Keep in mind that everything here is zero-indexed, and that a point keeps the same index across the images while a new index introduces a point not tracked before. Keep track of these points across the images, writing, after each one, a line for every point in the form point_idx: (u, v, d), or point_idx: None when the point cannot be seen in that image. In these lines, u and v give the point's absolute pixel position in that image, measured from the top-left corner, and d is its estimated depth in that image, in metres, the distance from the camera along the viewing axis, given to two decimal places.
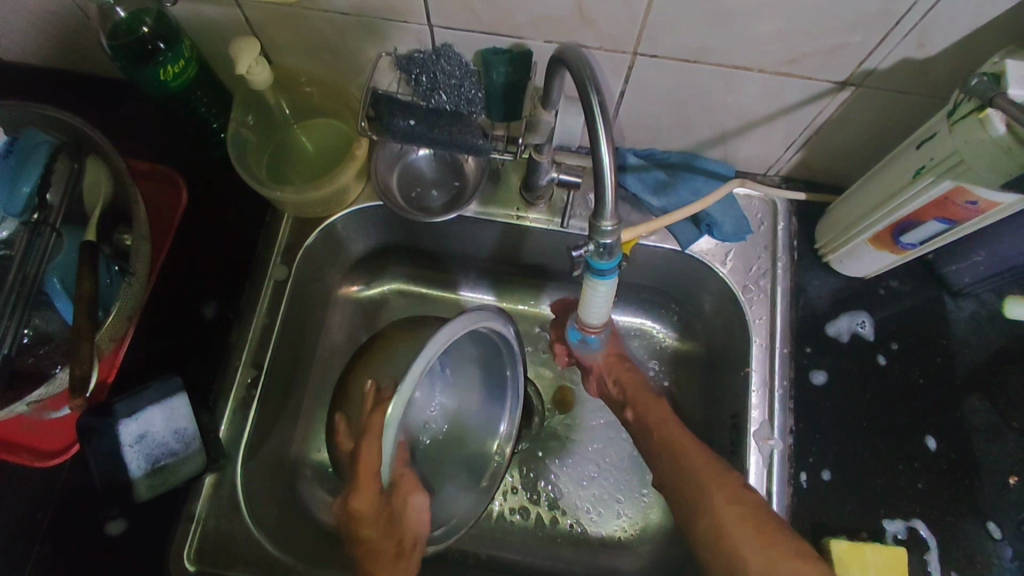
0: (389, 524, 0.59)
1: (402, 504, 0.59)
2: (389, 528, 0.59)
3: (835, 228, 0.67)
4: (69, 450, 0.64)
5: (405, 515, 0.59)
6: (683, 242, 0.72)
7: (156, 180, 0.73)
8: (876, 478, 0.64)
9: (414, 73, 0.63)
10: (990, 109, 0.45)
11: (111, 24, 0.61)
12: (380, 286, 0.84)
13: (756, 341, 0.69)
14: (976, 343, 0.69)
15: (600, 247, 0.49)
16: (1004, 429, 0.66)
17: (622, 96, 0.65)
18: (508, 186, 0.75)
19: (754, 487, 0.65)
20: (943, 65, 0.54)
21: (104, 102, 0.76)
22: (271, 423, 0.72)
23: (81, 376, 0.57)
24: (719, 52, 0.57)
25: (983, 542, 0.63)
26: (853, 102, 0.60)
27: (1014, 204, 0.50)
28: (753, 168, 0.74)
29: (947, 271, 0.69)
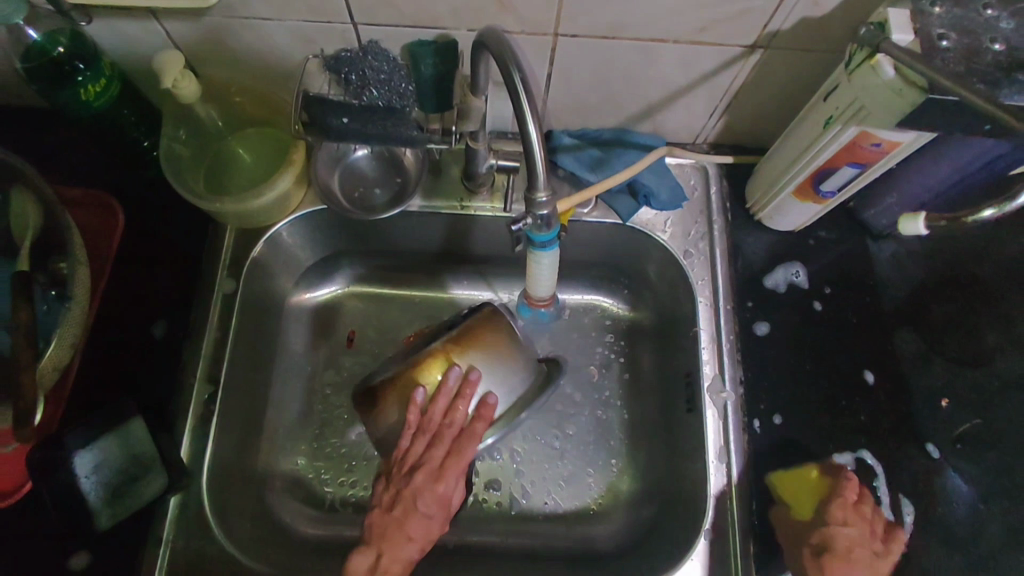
0: (435, 475, 0.62)
1: (466, 434, 0.63)
2: (429, 463, 0.62)
3: (762, 186, 0.71)
4: (19, 490, 0.62)
5: (457, 467, 0.62)
6: (624, 215, 0.74)
7: (89, 207, 0.71)
8: (823, 416, 0.68)
9: (344, 73, 0.63)
10: (879, 54, 0.49)
11: (22, 46, 0.59)
12: (333, 290, 0.84)
13: (701, 299, 0.73)
14: (899, 279, 0.74)
15: (539, 220, 0.52)
16: (933, 357, 0.71)
17: (550, 78, 0.67)
18: (450, 177, 0.76)
19: (712, 439, 0.68)
20: (839, 22, 0.58)
21: (27, 130, 0.74)
22: (234, 437, 0.71)
23: (25, 408, 0.56)
24: (633, 28, 0.60)
25: (924, 463, 0.67)
26: (763, 64, 0.64)
27: (912, 141, 0.55)
28: (683, 138, 0.78)
29: (867, 216, 0.74)
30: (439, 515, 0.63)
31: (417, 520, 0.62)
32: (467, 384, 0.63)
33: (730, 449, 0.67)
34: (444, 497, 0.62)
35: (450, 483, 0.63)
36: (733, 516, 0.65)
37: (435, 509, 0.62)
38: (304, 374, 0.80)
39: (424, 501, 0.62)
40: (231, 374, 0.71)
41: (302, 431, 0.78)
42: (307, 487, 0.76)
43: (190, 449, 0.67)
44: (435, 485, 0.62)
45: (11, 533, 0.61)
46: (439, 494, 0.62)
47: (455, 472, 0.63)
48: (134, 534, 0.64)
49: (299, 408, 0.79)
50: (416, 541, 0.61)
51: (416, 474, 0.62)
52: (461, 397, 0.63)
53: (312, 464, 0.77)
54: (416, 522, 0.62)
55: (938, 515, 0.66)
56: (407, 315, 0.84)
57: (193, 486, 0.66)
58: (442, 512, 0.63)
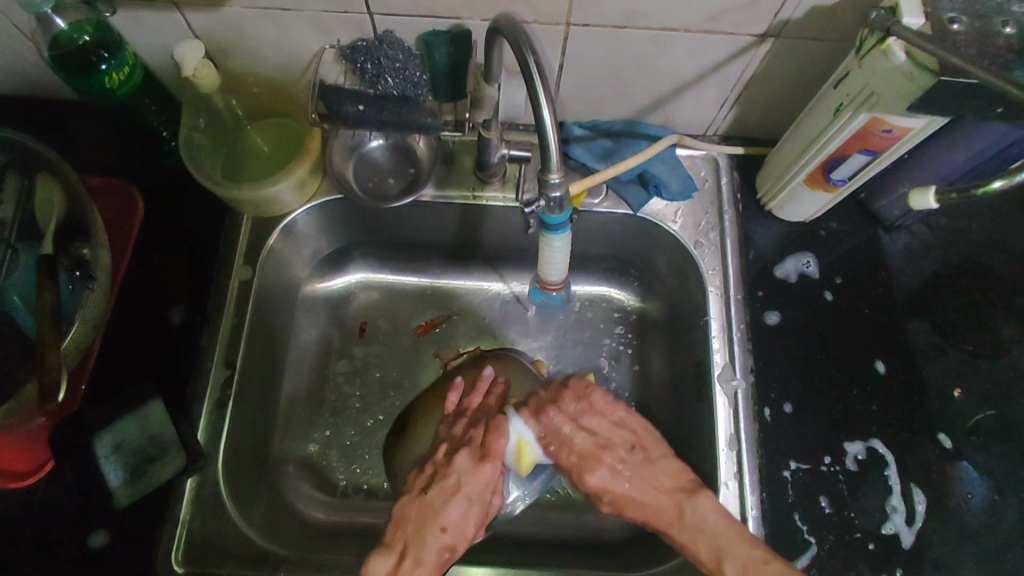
0: (479, 457, 0.59)
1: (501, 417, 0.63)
2: (472, 446, 0.60)
3: (773, 176, 0.71)
4: (40, 470, 0.63)
5: (497, 447, 0.59)
6: (634, 206, 0.74)
7: (110, 193, 0.73)
8: (834, 406, 0.68)
9: (360, 62, 0.66)
10: (890, 39, 0.49)
11: (50, 33, 0.61)
12: (346, 280, 0.85)
13: (712, 290, 0.73)
14: (912, 270, 0.74)
15: (551, 202, 0.53)
16: (946, 348, 0.71)
17: (562, 67, 0.68)
18: (461, 168, 0.77)
19: (723, 427, 0.67)
20: (850, 10, 0.58)
21: (49, 121, 0.76)
22: (250, 422, 0.72)
23: (52, 381, 0.58)
24: (646, 16, 0.60)
25: (938, 454, 0.67)
26: (775, 53, 0.64)
27: (923, 128, 0.55)
28: (694, 130, 0.79)
29: (879, 207, 0.74)
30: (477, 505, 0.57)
31: (455, 509, 0.56)
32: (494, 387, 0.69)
33: (741, 437, 0.67)
34: (489, 484, 0.58)
35: (491, 467, 0.58)
36: (747, 503, 0.64)
37: (476, 496, 0.57)
38: (317, 362, 0.81)
39: (466, 487, 0.57)
40: (246, 360, 0.71)
41: (315, 418, 0.79)
42: (320, 473, 0.77)
43: (206, 432, 0.68)
44: (480, 468, 0.58)
45: (31, 511, 0.62)
46: (482, 480, 0.58)
47: (498, 452, 0.59)
48: (152, 513, 0.64)
49: (312, 395, 0.80)
50: (450, 533, 0.55)
51: (458, 460, 0.58)
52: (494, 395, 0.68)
53: (325, 450, 0.78)
54: (453, 508, 0.56)
55: (951, 505, 0.65)
56: (419, 305, 0.85)
57: (209, 469, 0.67)
58: (481, 501, 0.58)
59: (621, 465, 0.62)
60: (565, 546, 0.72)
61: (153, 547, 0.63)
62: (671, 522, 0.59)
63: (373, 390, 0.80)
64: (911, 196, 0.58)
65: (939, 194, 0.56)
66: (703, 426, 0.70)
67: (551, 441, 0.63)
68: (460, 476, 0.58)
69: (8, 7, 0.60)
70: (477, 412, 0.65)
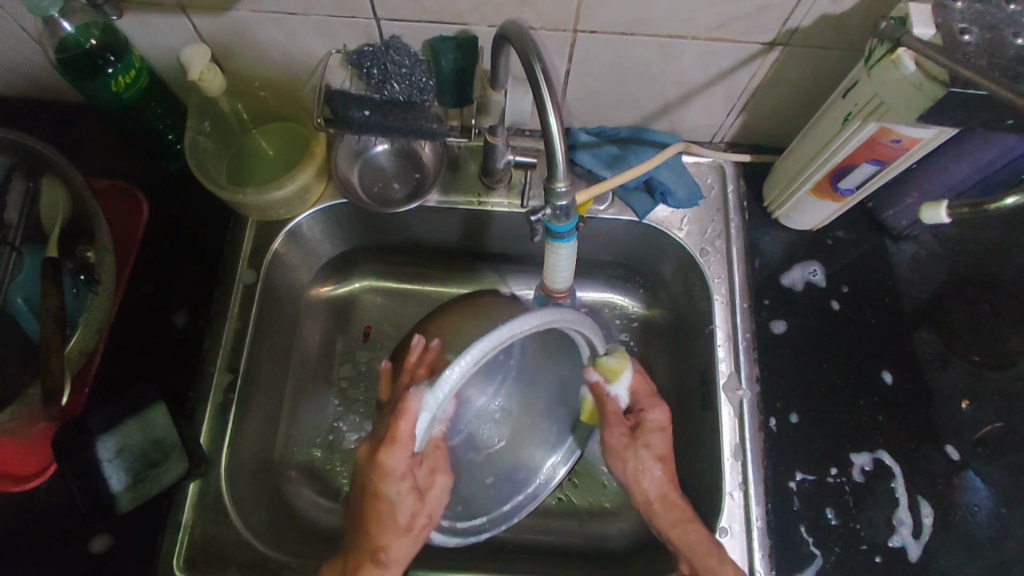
0: (374, 451, 0.56)
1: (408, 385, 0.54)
2: (379, 437, 0.55)
3: (780, 184, 0.71)
4: (47, 472, 0.64)
5: (399, 430, 0.53)
6: (640, 213, 0.74)
7: (116, 195, 0.73)
8: (840, 416, 0.68)
9: (365, 67, 0.64)
10: (900, 49, 0.49)
11: (57, 36, 0.61)
12: (349, 284, 0.85)
13: (717, 298, 0.72)
14: (919, 280, 0.73)
15: (557, 210, 0.53)
16: (953, 358, 0.70)
17: (568, 73, 0.68)
18: (467, 173, 0.77)
19: (728, 437, 0.66)
20: (859, 19, 0.57)
21: (55, 123, 0.76)
22: (253, 426, 0.72)
23: (55, 386, 0.59)
24: (653, 23, 0.60)
25: (945, 466, 0.66)
26: (782, 61, 0.64)
27: (933, 138, 0.54)
28: (700, 137, 0.78)
29: (886, 216, 0.73)
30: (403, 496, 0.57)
31: (383, 508, 0.57)
32: (422, 362, 0.61)
33: (747, 447, 0.66)
34: (398, 476, 0.55)
35: (399, 455, 0.54)
36: (751, 514, 0.64)
37: (397, 492, 0.56)
38: (320, 367, 0.81)
39: (378, 488, 0.56)
40: (249, 364, 0.71)
41: (318, 423, 0.79)
42: (322, 477, 0.76)
43: (209, 437, 0.68)
44: (380, 462, 0.54)
45: (40, 512, 0.63)
46: (381, 476, 0.55)
47: (404, 437, 0.53)
48: (156, 515, 0.65)
49: (315, 400, 0.79)
50: (383, 534, 0.57)
51: (363, 452, 0.57)
52: (417, 360, 0.61)
53: (328, 454, 0.78)
54: (383, 506, 0.57)
55: (958, 517, 0.65)
56: (423, 310, 0.85)
57: (211, 474, 0.67)
58: (405, 488, 0.57)
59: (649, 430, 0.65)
60: (569, 554, 0.72)
61: (156, 550, 0.64)
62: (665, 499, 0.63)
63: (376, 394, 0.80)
64: (922, 209, 0.58)
65: (950, 207, 0.55)
66: (708, 435, 0.69)
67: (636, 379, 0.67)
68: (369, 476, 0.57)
69: (16, 11, 0.60)
70: (406, 384, 0.59)
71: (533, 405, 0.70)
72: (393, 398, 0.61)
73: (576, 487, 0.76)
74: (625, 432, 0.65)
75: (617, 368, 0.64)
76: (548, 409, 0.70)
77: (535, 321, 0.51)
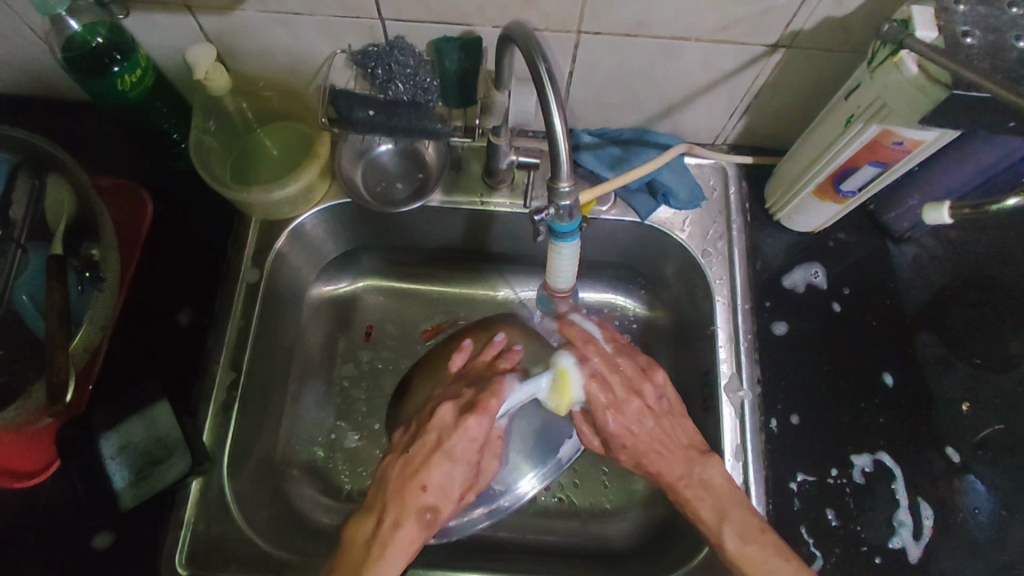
0: (461, 412, 0.61)
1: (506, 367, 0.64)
2: (467, 402, 0.62)
3: (783, 186, 0.71)
4: (49, 468, 0.64)
5: (491, 402, 0.61)
6: (643, 214, 0.74)
7: (120, 194, 0.74)
8: (841, 418, 0.68)
9: (370, 67, 0.65)
10: (903, 51, 0.49)
11: (64, 34, 0.61)
12: (353, 285, 0.85)
13: (719, 299, 0.72)
14: (921, 282, 0.73)
15: (561, 210, 0.53)
16: (954, 360, 0.70)
17: (572, 75, 0.68)
18: (470, 173, 0.77)
19: (729, 439, 0.67)
20: (862, 21, 0.58)
21: (61, 122, 0.76)
22: (256, 425, 0.72)
23: (59, 383, 0.60)
24: (657, 25, 0.60)
25: (946, 468, 0.67)
26: (785, 64, 0.64)
27: (935, 140, 0.55)
28: (702, 139, 0.78)
29: (888, 218, 0.74)
30: (458, 462, 0.59)
31: (439, 467, 0.58)
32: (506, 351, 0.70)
33: (747, 448, 0.66)
34: (471, 436, 0.59)
35: (482, 420, 0.60)
36: None
37: (461, 452, 0.59)
38: (322, 365, 0.81)
39: (448, 442, 0.59)
40: (253, 362, 0.71)
41: (320, 422, 0.79)
42: (324, 476, 0.77)
43: (212, 435, 0.68)
44: (465, 423, 0.59)
45: (42, 509, 0.64)
46: (462, 434, 0.59)
47: (491, 408, 0.61)
48: (157, 516, 0.65)
49: (317, 399, 0.79)
50: (432, 492, 0.57)
51: (443, 415, 0.61)
52: (490, 355, 0.69)
53: (330, 453, 0.78)
54: (438, 466, 0.58)
55: (958, 519, 0.65)
56: (425, 310, 0.85)
57: (214, 472, 0.67)
58: (466, 460, 0.59)
59: (653, 411, 0.63)
60: (569, 553, 0.72)
61: (158, 550, 0.63)
62: (682, 476, 0.61)
63: (379, 394, 0.80)
64: (923, 209, 0.57)
65: (953, 207, 0.55)
66: (709, 435, 0.69)
67: (592, 373, 0.64)
68: (444, 432, 0.60)
69: (23, 9, 0.60)
70: (478, 373, 0.67)
71: (528, 417, 0.71)
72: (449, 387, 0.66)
73: (578, 488, 0.76)
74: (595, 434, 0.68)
75: (566, 385, 0.63)
76: (541, 423, 0.71)
77: (518, 398, 0.63)
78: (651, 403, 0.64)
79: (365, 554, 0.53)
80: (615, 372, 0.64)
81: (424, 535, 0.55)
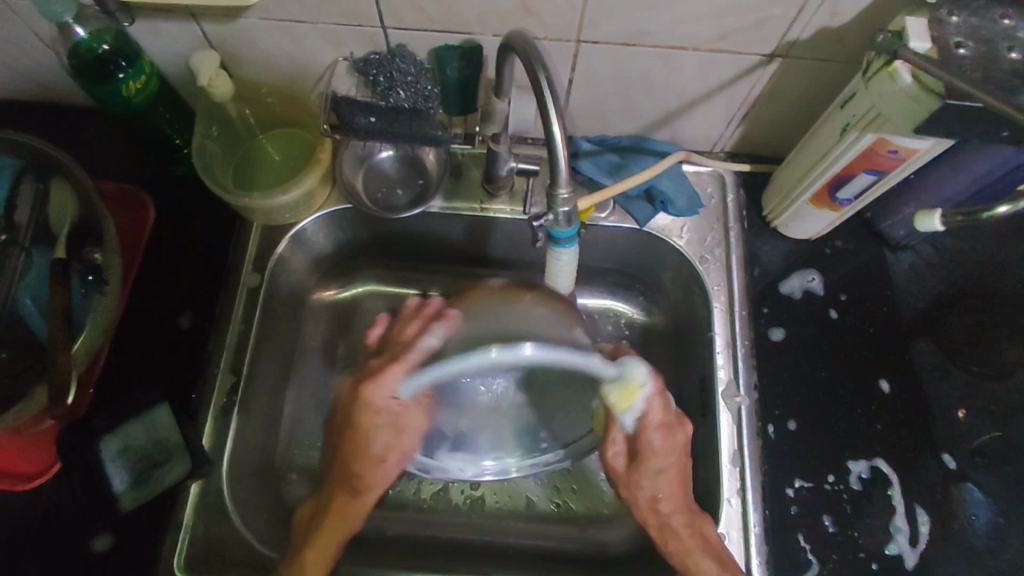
0: (417, 389, 0.63)
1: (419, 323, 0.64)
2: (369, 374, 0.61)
3: (780, 194, 0.72)
4: (49, 470, 0.65)
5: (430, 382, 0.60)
6: (641, 220, 0.75)
7: (123, 201, 0.74)
8: (838, 424, 0.68)
9: (371, 75, 0.65)
10: (897, 61, 0.50)
11: (70, 41, 0.62)
12: (353, 289, 0.85)
13: (716, 305, 0.72)
14: (917, 290, 0.74)
15: (559, 216, 0.54)
16: (950, 367, 0.71)
17: (571, 83, 0.69)
18: (469, 180, 0.78)
19: (726, 443, 0.67)
20: (858, 31, 0.58)
21: (65, 127, 0.77)
22: (256, 429, 0.72)
23: (61, 384, 0.60)
24: (656, 34, 0.61)
25: (941, 474, 0.67)
26: (782, 73, 0.65)
27: (929, 149, 0.55)
28: (700, 146, 0.79)
29: (884, 226, 0.74)
30: (405, 431, 0.63)
31: (392, 441, 0.62)
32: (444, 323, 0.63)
33: (745, 454, 0.66)
34: (374, 411, 0.60)
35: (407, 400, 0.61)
36: (750, 521, 0.64)
37: (413, 426, 0.63)
38: (322, 369, 0.81)
39: (403, 421, 0.62)
40: (252, 366, 0.72)
41: (320, 426, 0.79)
42: None
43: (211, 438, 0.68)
44: (420, 403, 0.62)
45: (40, 512, 0.64)
46: (416, 411, 0.63)
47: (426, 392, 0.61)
48: (155, 520, 0.65)
49: (316, 403, 0.79)
50: (390, 462, 0.63)
51: (380, 395, 0.60)
52: (419, 321, 0.65)
53: None
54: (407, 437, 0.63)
55: (955, 525, 0.65)
56: None
57: (212, 475, 0.67)
58: (387, 428, 0.61)
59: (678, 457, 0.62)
60: (567, 559, 0.72)
61: (156, 553, 0.63)
62: (684, 525, 0.61)
63: None
64: (916, 218, 0.59)
65: (945, 215, 0.57)
66: (706, 441, 0.70)
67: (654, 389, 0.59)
68: (395, 414, 0.61)
69: (29, 16, 0.61)
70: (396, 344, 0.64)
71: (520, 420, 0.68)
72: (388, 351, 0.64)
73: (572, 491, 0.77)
74: (624, 451, 0.63)
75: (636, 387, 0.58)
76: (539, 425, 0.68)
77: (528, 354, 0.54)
78: (679, 448, 0.61)
79: (316, 526, 0.63)
80: (640, 415, 0.63)
81: (365, 500, 0.64)
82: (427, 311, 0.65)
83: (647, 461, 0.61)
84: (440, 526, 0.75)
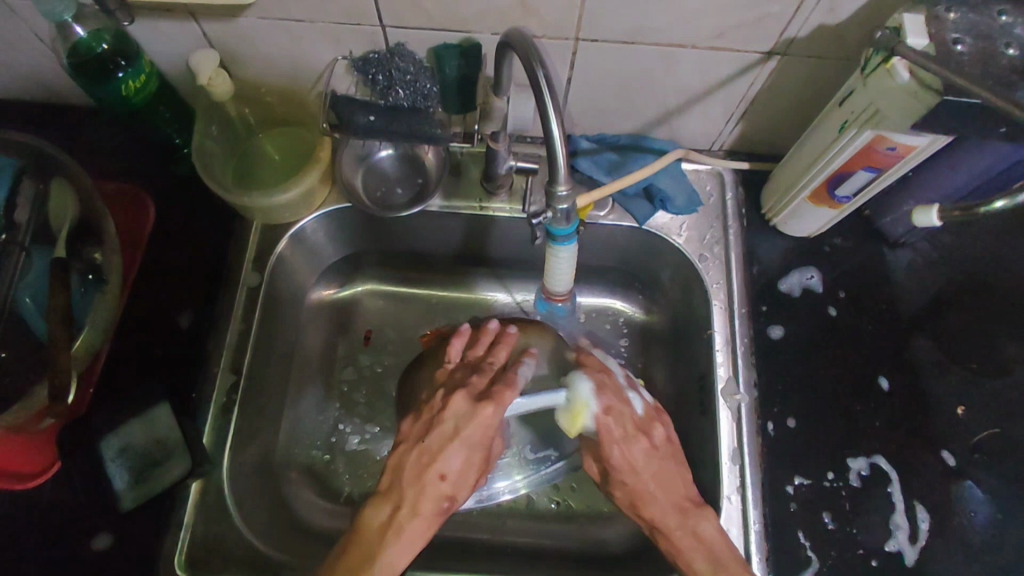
0: (476, 401, 0.63)
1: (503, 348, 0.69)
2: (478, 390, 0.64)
3: (778, 192, 0.72)
4: (48, 471, 0.64)
5: (505, 396, 0.63)
6: (640, 218, 0.75)
7: (123, 199, 0.74)
8: (838, 422, 0.68)
9: (371, 73, 0.67)
10: (895, 58, 0.50)
11: (69, 40, 0.62)
12: (353, 288, 0.86)
13: (716, 303, 0.73)
14: (916, 287, 0.74)
15: (559, 213, 0.54)
16: (949, 364, 0.71)
17: (570, 81, 0.69)
18: (469, 179, 0.78)
19: (726, 440, 0.67)
20: (856, 28, 0.58)
21: (64, 127, 0.77)
22: (256, 427, 0.72)
23: (61, 384, 0.61)
24: (655, 32, 0.61)
25: (941, 471, 0.67)
26: (780, 70, 0.65)
27: (927, 146, 0.55)
28: (699, 144, 0.79)
29: (883, 223, 0.74)
30: (467, 445, 0.61)
31: (450, 453, 0.60)
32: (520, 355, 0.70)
33: (745, 451, 0.67)
34: (486, 426, 0.61)
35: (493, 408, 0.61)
36: (749, 518, 0.64)
37: (470, 436, 0.61)
38: (322, 368, 0.81)
39: (464, 431, 0.61)
40: (253, 364, 0.72)
41: (320, 424, 0.79)
42: (323, 479, 0.77)
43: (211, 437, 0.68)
44: (477, 411, 0.61)
45: (38, 513, 0.63)
46: (477, 422, 0.61)
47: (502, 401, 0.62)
48: (154, 520, 0.64)
49: (316, 401, 0.80)
50: (448, 481, 0.60)
51: (457, 402, 0.62)
52: (496, 346, 0.70)
53: (328, 456, 0.78)
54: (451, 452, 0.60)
55: (955, 522, 0.65)
56: (425, 314, 0.86)
57: (212, 474, 0.67)
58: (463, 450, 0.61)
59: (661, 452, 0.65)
60: (567, 557, 0.72)
61: (156, 551, 0.63)
62: (678, 525, 0.61)
63: (379, 397, 0.81)
64: (913, 212, 0.60)
65: (942, 211, 0.57)
66: (706, 439, 0.70)
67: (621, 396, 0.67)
68: (459, 419, 0.62)
69: (28, 15, 0.61)
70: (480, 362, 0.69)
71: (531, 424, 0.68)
72: (454, 377, 0.67)
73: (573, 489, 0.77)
74: (622, 455, 0.64)
75: None
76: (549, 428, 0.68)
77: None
78: (659, 443, 0.65)
79: (380, 540, 0.56)
80: (629, 409, 0.66)
81: (422, 515, 0.58)
82: (489, 337, 0.71)
83: (631, 455, 0.64)
84: (440, 524, 0.75)
